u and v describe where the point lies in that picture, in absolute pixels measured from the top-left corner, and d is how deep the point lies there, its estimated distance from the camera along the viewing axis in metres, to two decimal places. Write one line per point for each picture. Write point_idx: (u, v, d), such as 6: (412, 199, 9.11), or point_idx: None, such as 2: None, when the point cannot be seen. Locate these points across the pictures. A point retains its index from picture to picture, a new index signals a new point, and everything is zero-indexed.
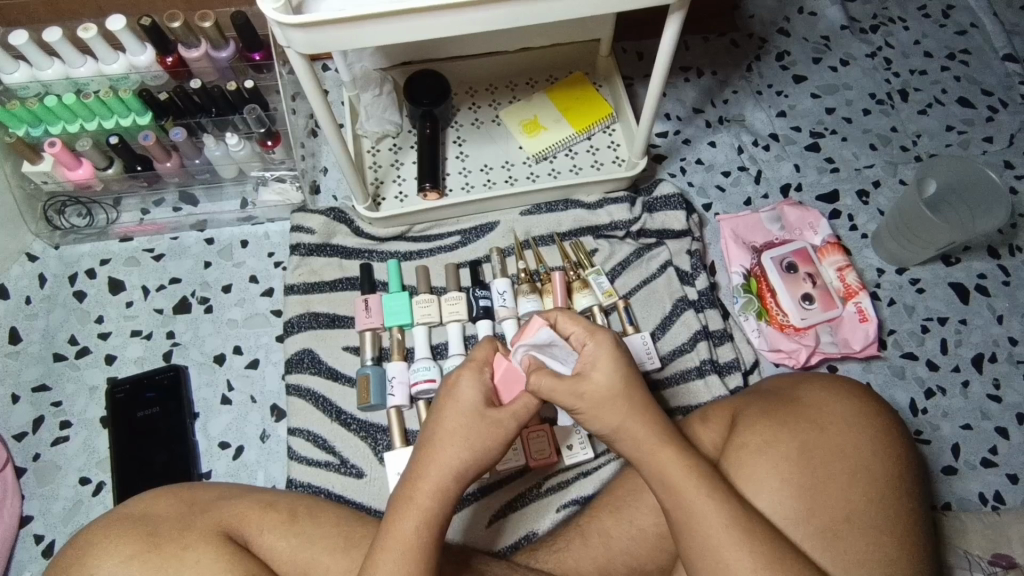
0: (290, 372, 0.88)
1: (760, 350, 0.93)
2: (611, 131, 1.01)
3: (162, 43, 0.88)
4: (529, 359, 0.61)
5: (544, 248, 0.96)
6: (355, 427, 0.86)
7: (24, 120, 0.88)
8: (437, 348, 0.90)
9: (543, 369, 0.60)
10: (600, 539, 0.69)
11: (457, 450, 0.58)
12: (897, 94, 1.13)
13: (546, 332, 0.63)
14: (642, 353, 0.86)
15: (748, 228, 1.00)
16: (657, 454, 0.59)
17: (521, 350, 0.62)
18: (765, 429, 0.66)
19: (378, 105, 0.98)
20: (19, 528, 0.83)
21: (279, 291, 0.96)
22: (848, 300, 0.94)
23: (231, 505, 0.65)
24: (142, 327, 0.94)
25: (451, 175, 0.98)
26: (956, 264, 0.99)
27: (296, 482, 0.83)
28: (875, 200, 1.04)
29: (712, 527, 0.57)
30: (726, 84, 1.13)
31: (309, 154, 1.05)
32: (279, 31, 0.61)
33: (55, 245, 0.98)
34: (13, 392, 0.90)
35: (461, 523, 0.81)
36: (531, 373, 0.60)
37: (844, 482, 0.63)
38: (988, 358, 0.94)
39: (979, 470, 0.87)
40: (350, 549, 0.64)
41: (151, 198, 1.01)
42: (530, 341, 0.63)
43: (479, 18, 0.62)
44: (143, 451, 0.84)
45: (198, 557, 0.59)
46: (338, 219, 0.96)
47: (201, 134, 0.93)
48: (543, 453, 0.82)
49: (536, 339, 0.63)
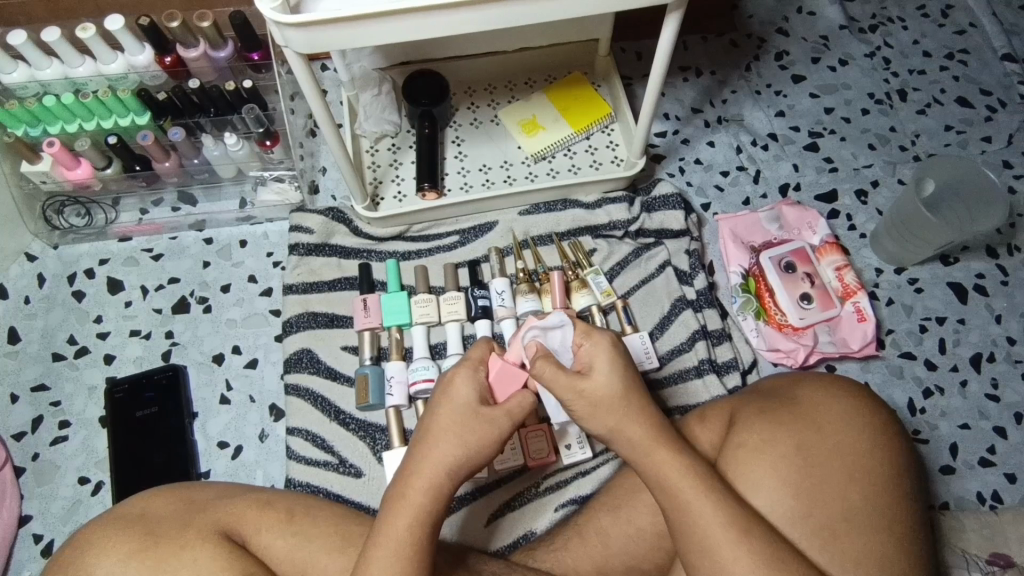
0: (288, 371, 0.88)
1: (759, 350, 0.93)
2: (610, 131, 1.01)
3: (161, 43, 0.88)
4: (534, 345, 0.63)
5: (542, 248, 0.96)
6: (354, 427, 0.86)
7: (23, 120, 0.88)
8: (436, 347, 0.90)
9: (547, 357, 0.61)
10: (598, 539, 0.69)
11: (452, 449, 0.58)
12: (895, 94, 1.13)
13: (556, 317, 0.65)
14: (640, 352, 0.86)
15: (747, 228, 1.00)
16: (653, 453, 0.59)
17: (527, 335, 0.64)
18: (761, 428, 0.66)
19: (376, 105, 0.98)
20: (18, 528, 0.83)
21: (278, 291, 0.96)
22: (846, 299, 0.94)
23: (229, 504, 0.65)
24: (141, 327, 0.94)
25: (450, 175, 0.98)
26: (955, 263, 0.99)
27: (295, 482, 0.83)
28: (873, 200, 1.04)
29: (708, 526, 0.57)
30: (725, 84, 1.13)
31: (308, 154, 1.05)
32: (277, 31, 0.61)
33: (54, 245, 0.98)
34: (12, 392, 0.90)
35: (459, 523, 0.81)
36: (536, 362, 0.60)
37: (841, 481, 0.63)
38: (986, 358, 0.94)
39: (976, 470, 0.87)
40: (347, 549, 0.64)
41: (150, 198, 1.01)
42: (538, 325, 0.65)
43: (478, 18, 0.62)
44: (141, 451, 0.84)
45: (196, 556, 0.59)
46: (337, 219, 0.96)
47: (200, 134, 0.93)
48: (541, 452, 0.82)
49: (544, 325, 0.65)
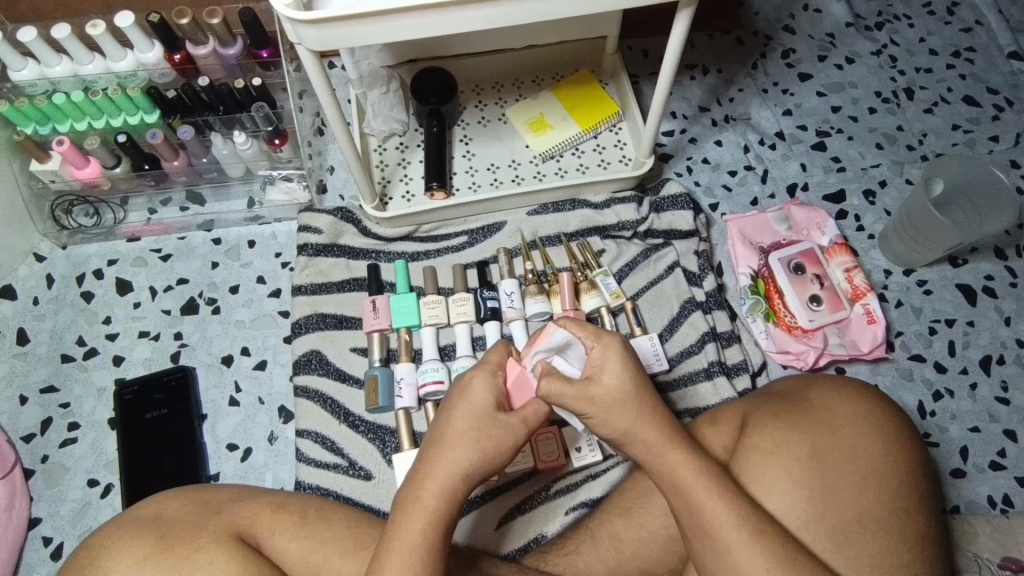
0: (297, 373, 0.88)
1: (767, 352, 0.93)
2: (618, 129, 1.01)
3: (171, 41, 0.88)
4: (542, 366, 0.62)
5: (550, 249, 0.96)
6: (364, 429, 0.86)
7: (33, 118, 0.89)
8: (445, 349, 0.91)
9: (555, 374, 0.61)
10: (610, 543, 0.69)
11: (466, 452, 0.58)
12: (902, 93, 1.13)
13: (558, 337, 0.62)
14: (650, 354, 0.86)
15: (756, 229, 1.00)
16: (667, 455, 0.60)
17: (535, 357, 0.63)
18: (774, 431, 0.67)
19: (384, 104, 0.98)
20: (28, 530, 0.83)
21: (287, 291, 0.96)
22: (855, 300, 0.94)
23: (243, 506, 0.65)
24: (150, 328, 0.94)
25: (457, 175, 0.98)
26: (964, 265, 0.99)
27: (305, 484, 0.83)
28: (881, 200, 1.04)
29: (722, 527, 0.57)
30: (731, 83, 1.12)
31: (316, 153, 1.04)
32: (289, 28, 0.61)
33: (62, 246, 0.98)
34: (21, 394, 0.90)
35: (470, 525, 0.81)
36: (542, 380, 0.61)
37: (855, 484, 0.63)
38: (995, 360, 0.94)
39: (987, 473, 0.88)
40: (359, 552, 0.64)
41: (158, 198, 1.00)
42: (545, 347, 0.62)
43: (490, 16, 0.62)
44: (152, 453, 0.84)
45: (210, 559, 0.60)
46: (345, 219, 0.96)
47: (209, 132, 0.93)
48: (551, 455, 0.82)
49: (550, 345, 0.62)
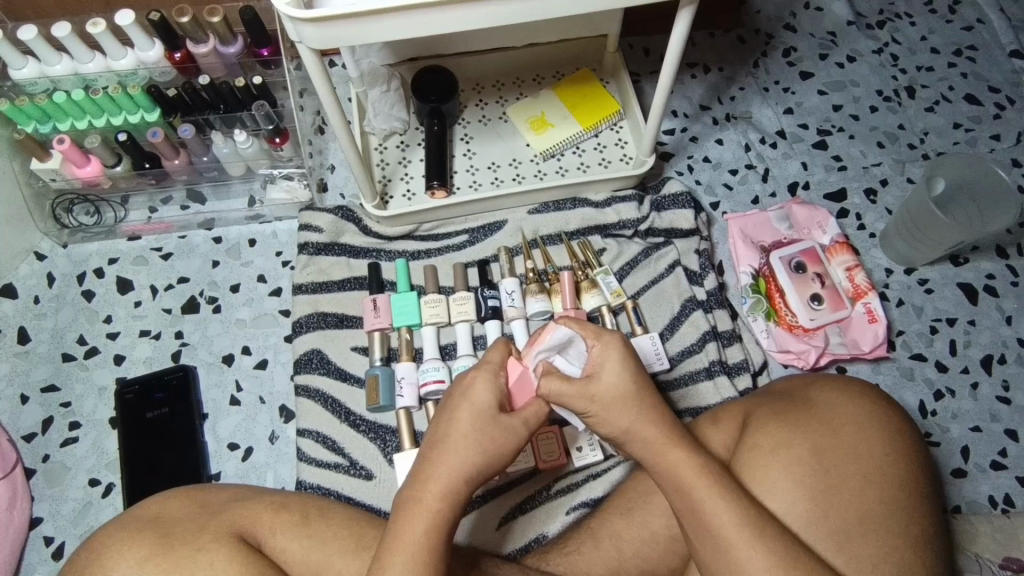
0: (298, 372, 0.88)
1: (768, 351, 0.93)
2: (619, 128, 1.00)
3: (170, 39, 0.88)
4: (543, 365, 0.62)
5: (551, 248, 0.96)
6: (364, 428, 0.86)
7: (33, 117, 0.88)
8: (446, 348, 0.91)
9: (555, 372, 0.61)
10: (611, 543, 0.69)
11: (468, 453, 0.58)
12: (904, 91, 1.12)
13: (559, 336, 0.62)
14: (651, 354, 0.86)
15: (757, 228, 1.00)
16: (667, 453, 0.60)
17: (536, 356, 0.62)
18: (775, 430, 0.67)
19: (385, 102, 0.98)
20: (30, 530, 0.83)
21: (287, 290, 0.96)
22: (856, 300, 0.94)
23: (244, 506, 0.65)
24: (150, 327, 0.94)
25: (458, 173, 0.98)
26: (965, 264, 0.99)
27: (306, 484, 0.83)
28: (883, 199, 1.04)
29: (723, 526, 0.57)
30: (732, 81, 1.12)
31: (317, 152, 1.04)
32: (290, 26, 0.60)
33: (63, 245, 0.98)
34: (23, 392, 0.90)
35: (472, 524, 0.81)
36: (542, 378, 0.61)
37: (856, 483, 0.63)
38: (997, 360, 0.94)
39: (988, 473, 0.88)
40: (361, 551, 0.64)
41: (158, 197, 1.00)
42: (545, 347, 0.62)
43: (492, 15, 0.62)
44: (153, 452, 0.84)
45: (211, 559, 0.60)
46: (346, 218, 0.96)
47: (209, 130, 0.93)
48: (552, 455, 0.82)
49: (551, 344, 0.62)
